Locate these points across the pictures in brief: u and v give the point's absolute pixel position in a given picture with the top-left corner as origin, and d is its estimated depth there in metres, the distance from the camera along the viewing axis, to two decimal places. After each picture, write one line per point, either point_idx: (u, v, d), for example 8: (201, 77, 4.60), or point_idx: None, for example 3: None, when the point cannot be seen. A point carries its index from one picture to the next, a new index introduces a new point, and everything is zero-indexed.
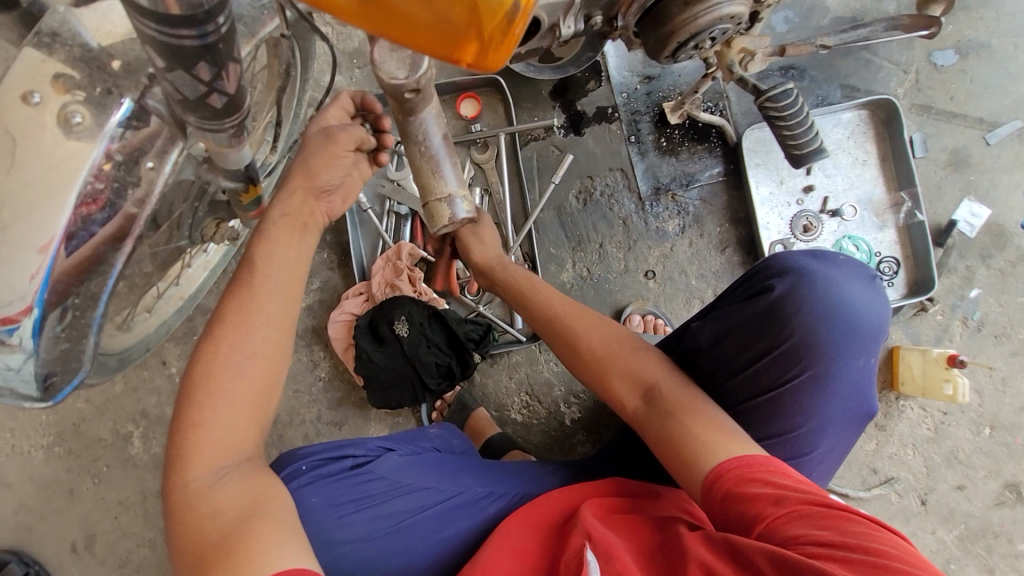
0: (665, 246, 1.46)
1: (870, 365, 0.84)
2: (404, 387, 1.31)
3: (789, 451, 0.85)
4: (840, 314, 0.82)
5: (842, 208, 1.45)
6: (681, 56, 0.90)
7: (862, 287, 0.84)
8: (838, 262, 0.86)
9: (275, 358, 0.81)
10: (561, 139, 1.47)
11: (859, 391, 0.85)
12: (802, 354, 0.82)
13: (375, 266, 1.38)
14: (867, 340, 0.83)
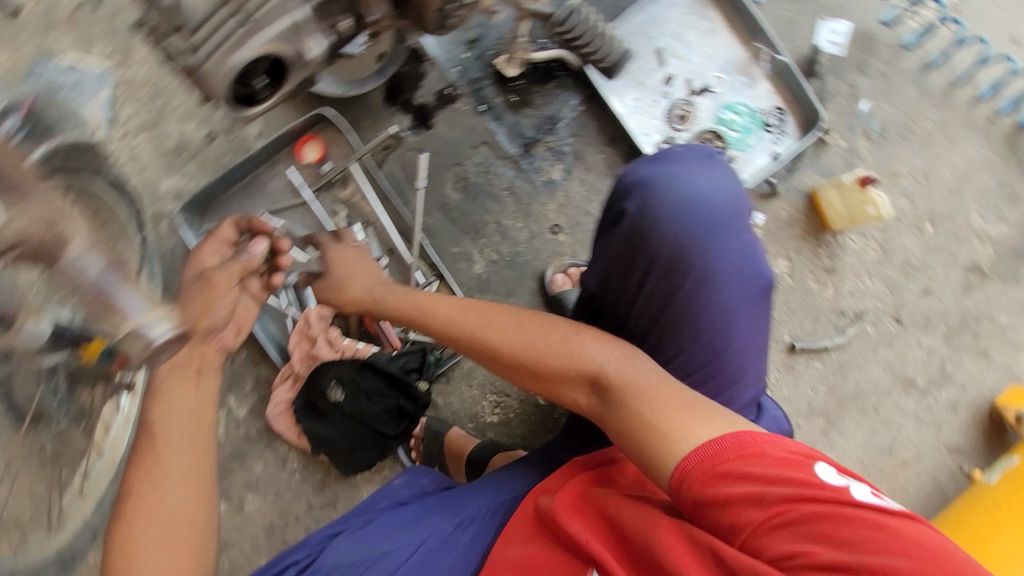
0: (559, 195, 1.41)
1: (747, 238, 0.81)
2: (366, 445, 1.27)
3: (712, 355, 0.81)
4: (692, 204, 0.79)
5: (708, 82, 1.38)
6: (453, 21, 0.81)
7: (703, 170, 0.82)
8: (673, 157, 0.84)
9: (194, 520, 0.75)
10: (414, 140, 1.40)
11: (750, 268, 0.81)
12: (676, 257, 0.79)
13: (291, 344, 1.32)
14: (732, 217, 0.80)
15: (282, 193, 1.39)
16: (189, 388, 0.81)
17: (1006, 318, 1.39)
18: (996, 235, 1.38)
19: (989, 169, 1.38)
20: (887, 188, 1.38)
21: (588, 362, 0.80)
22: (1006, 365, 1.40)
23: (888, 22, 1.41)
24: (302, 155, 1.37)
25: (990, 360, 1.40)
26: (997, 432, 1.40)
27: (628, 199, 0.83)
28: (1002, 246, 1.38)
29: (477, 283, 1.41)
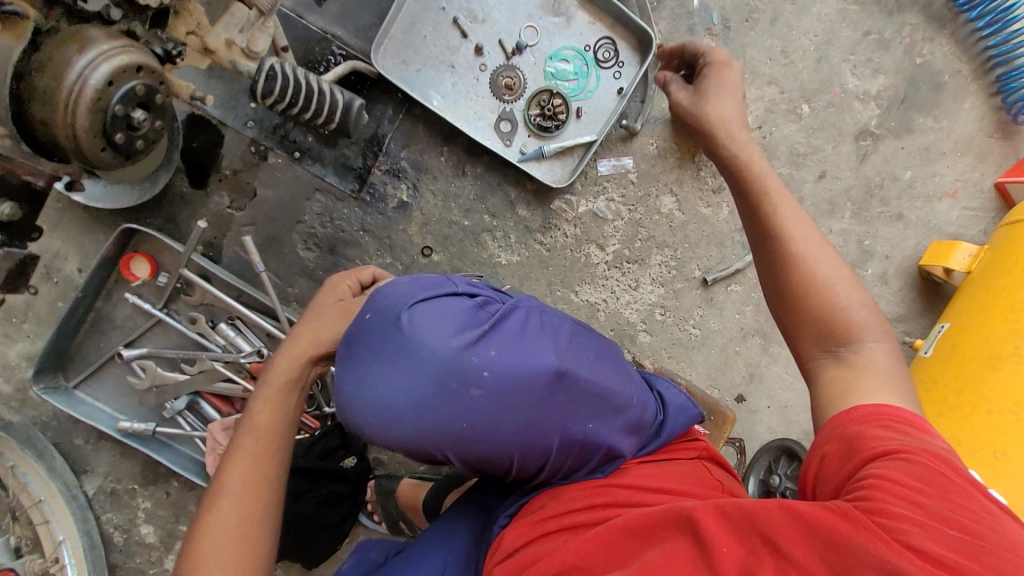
0: (415, 215, 1.29)
1: (481, 381, 0.67)
2: (318, 537, 1.24)
3: (538, 465, 0.73)
4: (396, 412, 0.68)
5: (521, 37, 1.22)
6: (132, 146, 0.68)
7: (388, 369, 0.69)
8: (364, 351, 0.72)
9: (241, 548, 0.73)
10: (241, 216, 1.28)
11: (512, 393, 0.68)
12: (422, 451, 0.71)
13: (209, 464, 1.29)
14: (446, 383, 0.67)
15: (132, 318, 1.31)
16: (281, 403, 0.81)
17: (912, 173, 1.28)
18: (876, 90, 1.25)
19: (849, 23, 1.24)
20: (748, 82, 1.25)
21: (802, 313, 0.77)
22: (926, 220, 1.30)
23: None
24: (133, 274, 1.26)
25: (906, 222, 1.30)
26: (938, 291, 1.32)
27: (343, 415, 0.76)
28: (885, 99, 1.26)
29: None
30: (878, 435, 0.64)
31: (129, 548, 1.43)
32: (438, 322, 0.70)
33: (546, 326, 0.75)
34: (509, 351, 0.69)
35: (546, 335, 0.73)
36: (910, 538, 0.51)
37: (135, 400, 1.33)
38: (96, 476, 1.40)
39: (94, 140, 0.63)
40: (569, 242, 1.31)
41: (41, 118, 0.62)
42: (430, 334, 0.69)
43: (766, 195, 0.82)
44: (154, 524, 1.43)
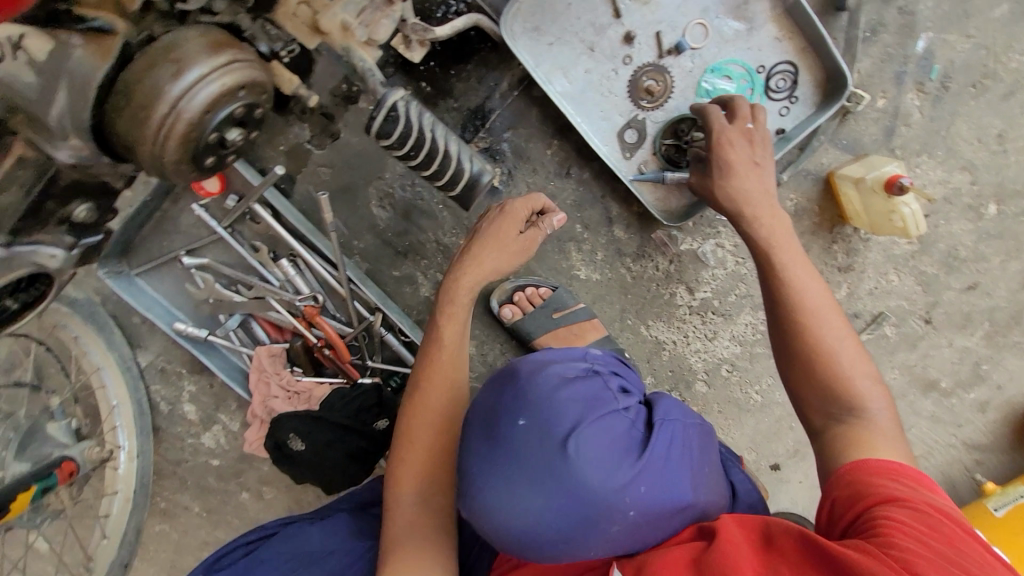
0: (502, 205, 1.17)
1: (623, 523, 0.59)
2: (340, 483, 1.29)
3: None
4: (524, 538, 0.60)
5: (684, 35, 0.99)
6: (210, 158, 0.69)
7: (528, 495, 0.59)
8: (504, 460, 0.61)
9: (444, 429, 0.85)
10: (320, 154, 1.19)
11: (647, 537, 0.61)
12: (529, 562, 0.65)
13: (251, 385, 1.33)
14: (586, 525, 0.59)
15: (201, 227, 1.30)
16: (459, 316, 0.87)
17: None
18: None
19: None
20: (939, 157, 1.04)
21: (815, 380, 0.75)
22: None
23: None
24: (203, 189, 1.18)
25: None
26: None
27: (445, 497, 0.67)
28: None
29: (427, 305, 1.29)
30: (883, 483, 0.62)
31: (171, 422, 1.56)
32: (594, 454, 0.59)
33: (689, 449, 0.66)
34: (660, 489, 0.60)
35: (689, 463, 0.64)
36: (918, 569, 0.50)
37: (190, 304, 1.35)
38: (150, 353, 1.49)
39: (180, 166, 0.67)
40: (658, 276, 1.19)
41: (132, 136, 0.64)
42: (588, 464, 0.59)
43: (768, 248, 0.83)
44: (195, 407, 1.54)
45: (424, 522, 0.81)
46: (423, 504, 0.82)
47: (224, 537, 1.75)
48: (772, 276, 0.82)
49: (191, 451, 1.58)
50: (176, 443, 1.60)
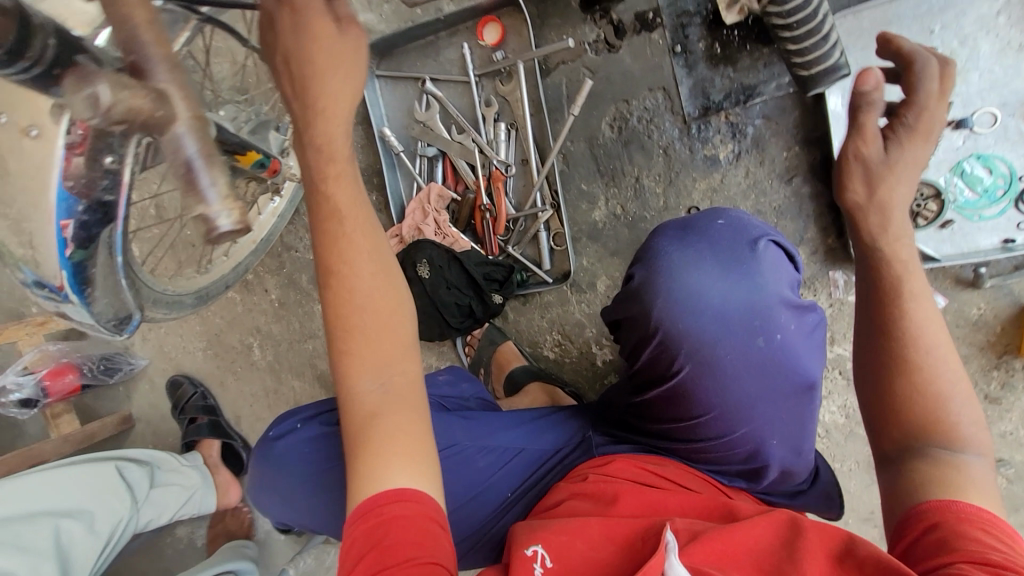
0: (714, 177, 1.25)
1: (774, 341, 0.79)
2: (431, 325, 1.40)
3: (714, 431, 0.83)
4: (701, 305, 0.79)
5: (972, 115, 1.05)
6: None
7: (722, 273, 0.80)
8: (710, 250, 0.81)
9: (384, 303, 0.81)
10: (592, 58, 1.29)
11: (774, 365, 0.80)
12: (674, 346, 0.80)
13: (408, 209, 1.44)
14: (750, 317, 0.79)
15: (451, 64, 1.40)
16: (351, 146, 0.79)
17: None
18: None
19: None
20: None
21: (893, 398, 0.78)
22: None
23: None
24: (482, 36, 1.33)
25: None
26: None
27: (638, 268, 0.86)
28: None
29: (591, 230, 1.38)
30: (981, 541, 0.62)
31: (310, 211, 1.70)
32: (782, 276, 0.81)
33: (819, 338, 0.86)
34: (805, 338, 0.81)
35: (818, 345, 0.84)
36: None
37: (399, 119, 1.46)
38: None
39: None
40: None
41: None
42: (777, 282, 0.80)
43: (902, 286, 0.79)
44: None
45: (389, 405, 0.78)
46: (381, 390, 0.79)
47: (278, 333, 1.85)
48: (892, 307, 0.79)
49: (306, 245, 1.75)
50: (300, 230, 1.73)
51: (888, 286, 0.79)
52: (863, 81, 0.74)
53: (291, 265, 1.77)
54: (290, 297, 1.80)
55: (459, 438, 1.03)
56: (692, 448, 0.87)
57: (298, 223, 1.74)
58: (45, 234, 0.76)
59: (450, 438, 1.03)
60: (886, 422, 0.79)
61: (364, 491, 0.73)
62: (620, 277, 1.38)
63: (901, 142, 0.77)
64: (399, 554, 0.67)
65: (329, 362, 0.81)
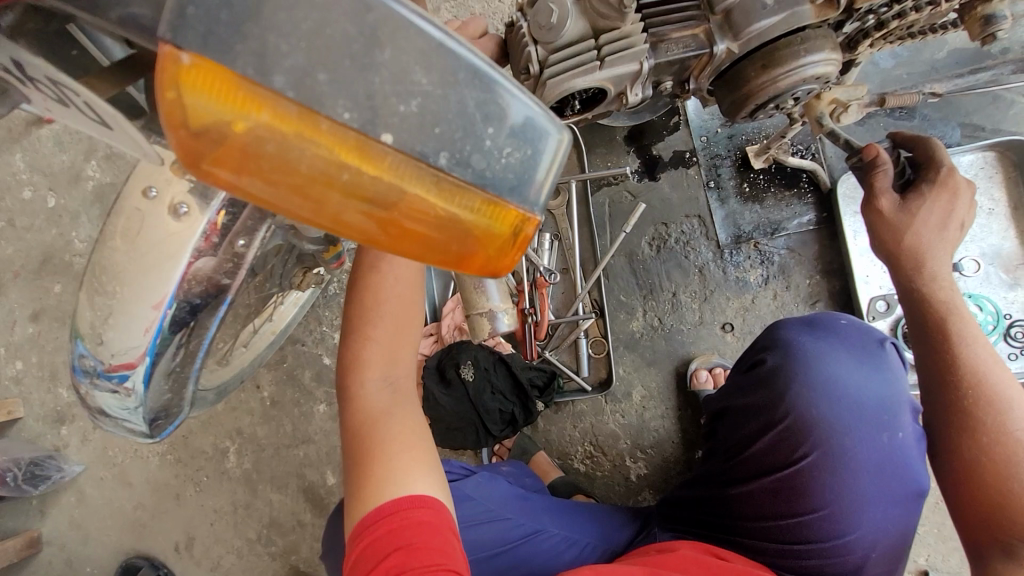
0: (746, 297, 1.38)
1: (897, 438, 0.78)
2: (468, 430, 1.32)
3: (821, 533, 0.78)
4: (838, 394, 0.80)
5: (960, 262, 1.26)
6: (759, 115, 0.87)
7: (858, 362, 0.82)
8: (841, 339, 0.85)
9: (413, 297, 0.73)
10: (634, 184, 1.44)
11: (892, 467, 0.78)
12: (802, 433, 0.80)
13: (445, 308, 1.40)
14: (881, 414, 0.79)
15: None
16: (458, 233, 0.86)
17: None
18: None
19: None
20: None
21: (965, 463, 0.75)
22: None
23: None
24: None
25: None
26: None
27: (771, 353, 0.87)
28: None
29: (629, 339, 1.42)
30: None
31: (327, 304, 1.64)
32: (907, 378, 0.83)
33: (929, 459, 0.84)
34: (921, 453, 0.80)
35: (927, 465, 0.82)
36: None
37: None
38: None
39: (750, 106, 0.83)
40: None
41: (762, 64, 0.78)
42: (902, 379, 0.82)
43: (959, 359, 0.77)
44: None
45: (395, 403, 0.72)
46: (391, 389, 0.73)
47: (262, 438, 1.65)
48: (951, 379, 0.77)
49: (316, 338, 1.65)
50: (312, 323, 1.64)
51: (939, 360, 0.78)
52: (866, 152, 0.79)
53: (293, 359, 1.65)
54: (285, 395, 1.65)
55: (546, 523, 0.96)
56: (782, 549, 0.80)
57: (310, 315, 1.65)
58: (142, 316, 0.69)
59: (537, 522, 0.96)
60: (966, 512, 0.75)
61: (386, 491, 0.65)
62: (656, 388, 1.39)
63: (912, 210, 0.76)
64: (427, 556, 0.61)
65: (338, 346, 0.73)
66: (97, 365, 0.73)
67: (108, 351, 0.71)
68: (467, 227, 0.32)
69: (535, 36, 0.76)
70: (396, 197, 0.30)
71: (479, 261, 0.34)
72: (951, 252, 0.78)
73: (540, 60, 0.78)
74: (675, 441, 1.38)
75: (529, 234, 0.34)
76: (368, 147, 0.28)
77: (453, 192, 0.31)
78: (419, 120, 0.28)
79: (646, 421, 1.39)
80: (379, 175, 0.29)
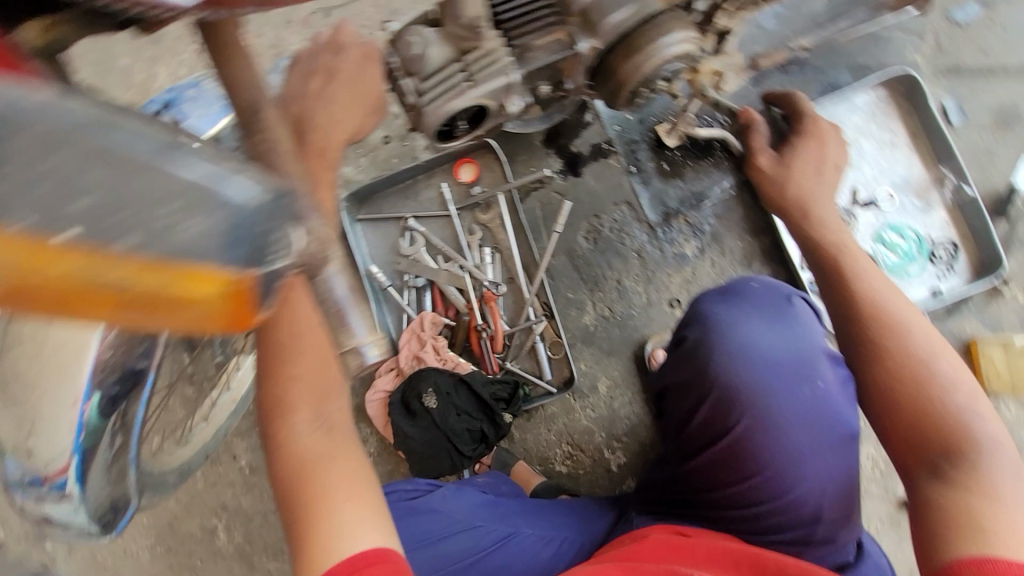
0: (686, 270, 1.41)
1: (818, 385, 0.81)
2: (442, 456, 1.32)
3: (770, 493, 0.80)
4: (754, 356, 0.82)
5: (876, 196, 1.30)
6: (638, 100, 0.89)
7: (768, 322, 0.85)
8: (750, 302, 0.88)
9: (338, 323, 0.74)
10: (560, 184, 1.47)
11: (820, 416, 0.80)
12: (730, 401, 0.82)
13: (401, 340, 1.42)
14: (798, 367, 0.82)
15: (431, 203, 1.50)
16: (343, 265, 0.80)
17: None
18: None
19: None
20: None
21: (879, 392, 0.75)
22: None
23: None
24: (458, 175, 1.48)
25: None
26: None
27: (690, 330, 0.89)
28: None
29: (584, 333, 1.44)
30: None
31: None
32: (817, 327, 0.86)
33: None
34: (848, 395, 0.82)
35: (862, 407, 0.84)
36: None
37: (385, 256, 1.49)
38: None
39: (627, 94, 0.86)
40: None
41: (625, 55, 0.81)
42: (813, 328, 0.85)
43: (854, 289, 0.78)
44: None
45: (329, 445, 0.70)
46: (324, 427, 0.71)
47: (249, 507, 1.63)
48: (849, 309, 0.78)
49: None
50: None
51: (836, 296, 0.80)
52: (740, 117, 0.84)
53: None
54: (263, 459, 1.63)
55: (519, 526, 0.97)
56: (741, 515, 0.82)
57: None
58: (63, 418, 0.68)
59: (511, 526, 0.96)
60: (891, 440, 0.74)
61: (336, 549, 0.64)
62: (620, 376, 1.42)
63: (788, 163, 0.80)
64: None
65: (256, 392, 0.71)
66: (30, 475, 0.70)
67: (41, 459, 0.69)
68: (187, 300, 0.32)
69: (405, 69, 0.78)
70: (97, 285, 0.29)
71: (212, 326, 0.34)
72: (833, 195, 0.82)
73: (415, 91, 0.80)
74: (647, 423, 1.41)
75: (247, 292, 0.34)
76: (48, 249, 0.27)
77: (148, 268, 0.30)
78: (113, 210, 0.28)
79: (617, 409, 1.41)
80: (70, 268, 0.28)
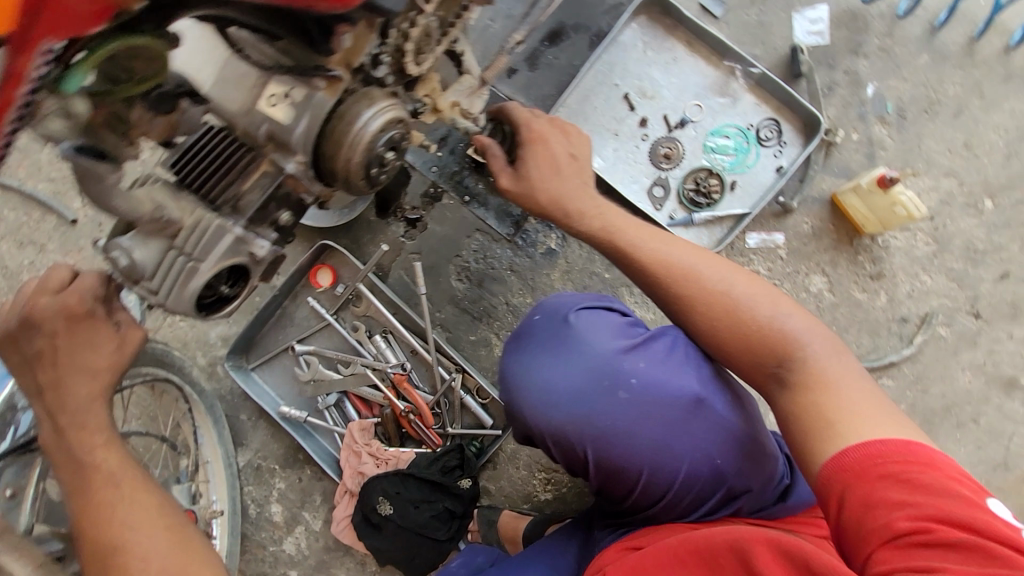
0: (561, 262, 1.44)
1: (628, 385, 0.88)
2: (423, 551, 1.31)
3: (654, 485, 0.88)
4: (557, 396, 0.91)
5: (686, 113, 1.30)
6: (382, 176, 0.83)
7: (557, 357, 0.93)
8: (539, 346, 0.95)
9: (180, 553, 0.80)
10: (412, 244, 1.46)
11: (647, 408, 0.88)
12: (566, 440, 0.91)
13: (341, 461, 1.40)
14: (601, 382, 0.89)
15: (307, 320, 1.47)
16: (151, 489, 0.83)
17: None
18: None
19: None
20: (923, 170, 1.32)
21: (708, 339, 0.84)
22: None
23: (904, 12, 1.33)
24: (317, 281, 1.44)
25: None
26: None
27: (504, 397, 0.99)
28: None
29: None
30: (880, 485, 0.66)
31: None
32: (603, 330, 0.93)
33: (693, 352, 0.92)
34: (660, 373, 0.89)
35: (691, 363, 0.90)
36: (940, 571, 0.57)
37: (291, 390, 1.47)
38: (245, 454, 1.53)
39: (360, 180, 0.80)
40: None
41: (332, 153, 0.77)
42: (599, 335, 0.92)
43: (651, 263, 0.86)
44: (283, 506, 1.51)
45: None
46: None
47: None
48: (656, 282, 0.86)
49: None
50: None
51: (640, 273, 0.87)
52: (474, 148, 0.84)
53: None
54: None
55: None
56: (653, 510, 0.91)
57: None
58: None
59: None
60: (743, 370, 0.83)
61: None
62: None
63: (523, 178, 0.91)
64: None
65: None
66: None
67: None
68: None
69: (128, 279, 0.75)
70: None
71: None
72: (578, 186, 0.91)
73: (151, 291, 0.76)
74: None
75: None
76: None
77: None
78: None
79: None
80: None
